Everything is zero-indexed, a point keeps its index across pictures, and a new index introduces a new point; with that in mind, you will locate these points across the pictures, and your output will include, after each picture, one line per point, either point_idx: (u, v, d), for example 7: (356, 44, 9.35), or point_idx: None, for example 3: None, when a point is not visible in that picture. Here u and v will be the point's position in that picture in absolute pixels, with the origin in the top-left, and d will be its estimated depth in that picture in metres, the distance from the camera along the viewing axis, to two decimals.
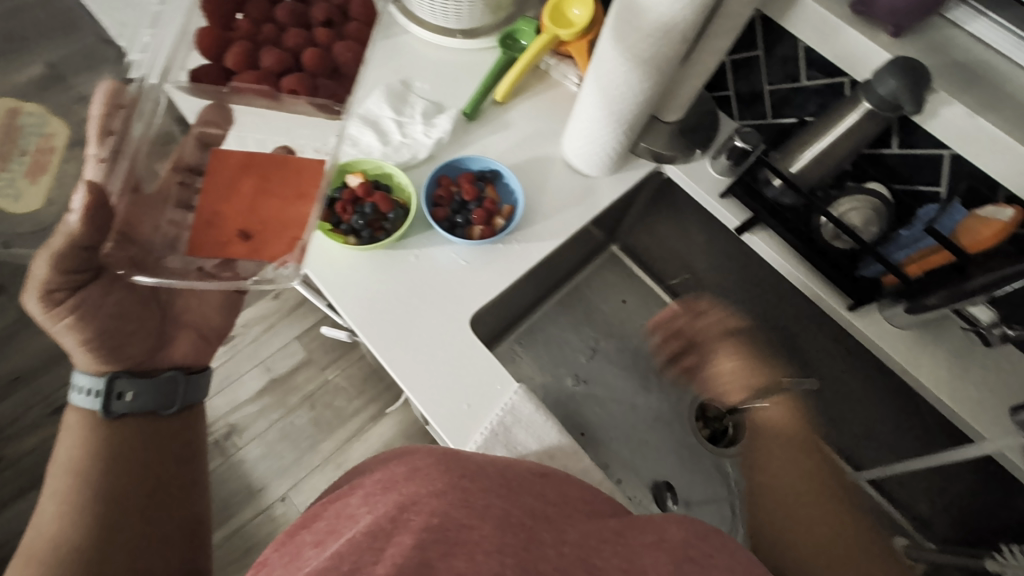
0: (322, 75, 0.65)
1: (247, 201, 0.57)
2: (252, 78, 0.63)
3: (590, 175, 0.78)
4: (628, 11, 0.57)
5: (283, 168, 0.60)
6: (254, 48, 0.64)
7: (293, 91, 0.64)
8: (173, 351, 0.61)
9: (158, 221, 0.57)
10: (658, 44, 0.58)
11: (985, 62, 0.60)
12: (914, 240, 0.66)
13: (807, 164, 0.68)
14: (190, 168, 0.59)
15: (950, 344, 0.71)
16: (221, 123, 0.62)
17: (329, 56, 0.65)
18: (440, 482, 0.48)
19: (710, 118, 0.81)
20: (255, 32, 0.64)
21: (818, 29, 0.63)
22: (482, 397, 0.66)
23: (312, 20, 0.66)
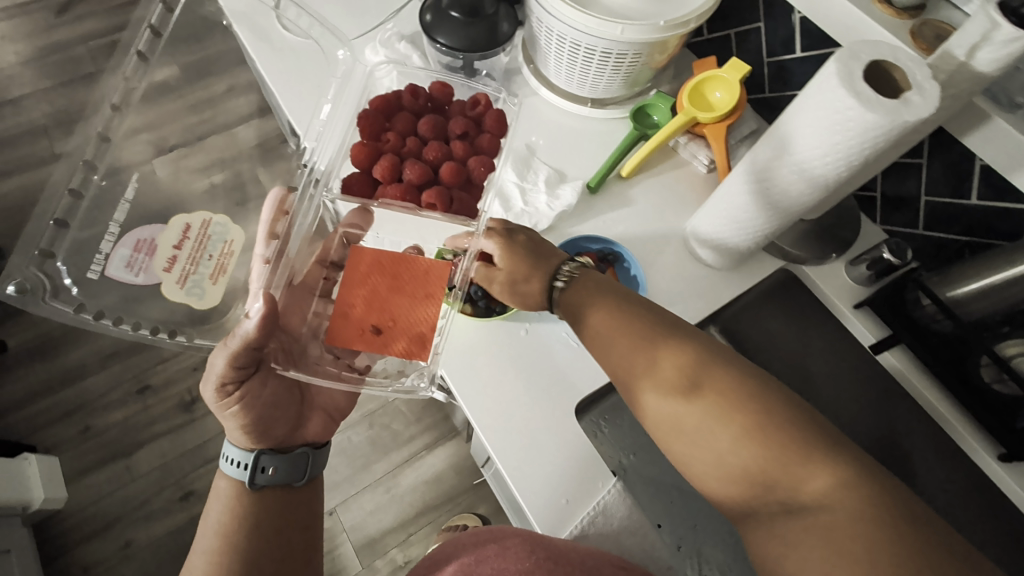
0: (457, 187, 0.71)
1: (377, 303, 0.63)
2: (397, 191, 0.69)
3: (713, 266, 0.74)
4: (800, 127, 0.53)
5: (414, 270, 0.65)
6: (399, 161, 0.71)
7: (432, 204, 0.69)
8: (307, 429, 0.65)
9: (304, 312, 0.66)
10: (826, 163, 0.53)
11: None
12: None
13: (970, 293, 0.62)
14: (334, 263, 0.68)
15: None
16: (361, 225, 0.69)
17: (465, 171, 0.72)
18: (526, 562, 0.54)
19: (852, 219, 0.75)
20: (401, 146, 0.72)
21: (1010, 152, 0.57)
22: (581, 492, 0.63)
23: (450, 134, 0.74)
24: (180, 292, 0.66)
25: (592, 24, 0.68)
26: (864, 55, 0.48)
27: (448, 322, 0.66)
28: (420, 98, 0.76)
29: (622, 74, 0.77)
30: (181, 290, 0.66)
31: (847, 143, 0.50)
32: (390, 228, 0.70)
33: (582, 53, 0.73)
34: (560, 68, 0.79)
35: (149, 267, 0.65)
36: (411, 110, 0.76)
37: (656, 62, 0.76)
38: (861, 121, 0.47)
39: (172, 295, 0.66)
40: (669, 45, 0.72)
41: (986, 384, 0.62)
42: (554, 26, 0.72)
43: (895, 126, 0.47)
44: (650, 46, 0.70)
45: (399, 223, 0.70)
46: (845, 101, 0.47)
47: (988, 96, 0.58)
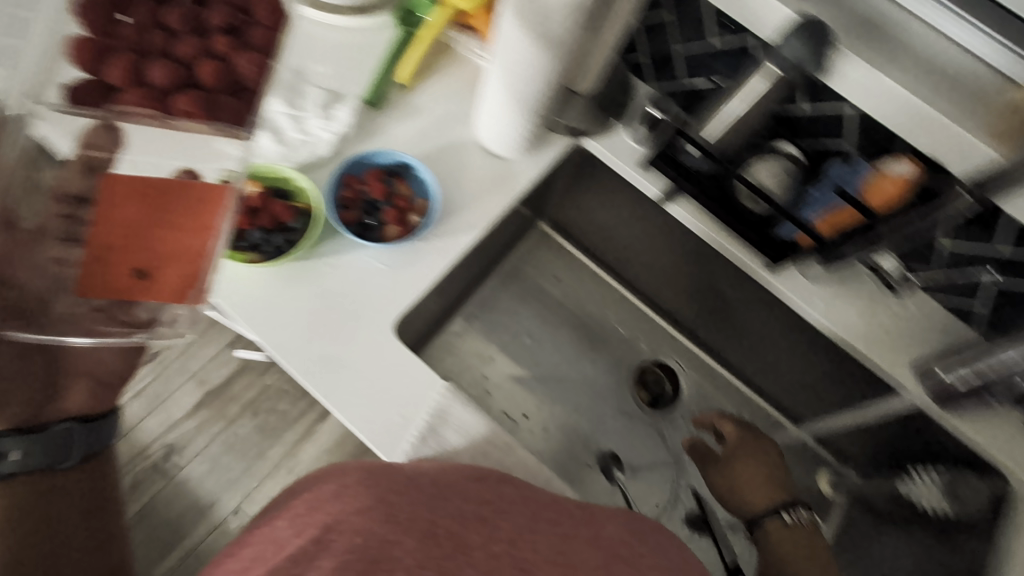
0: (224, 92, 0.58)
1: (133, 244, 0.55)
2: (139, 98, 0.55)
3: (507, 157, 0.75)
4: None
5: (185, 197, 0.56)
6: (140, 58, 0.56)
7: (189, 114, 0.56)
8: (65, 402, 0.66)
9: (38, 258, 0.58)
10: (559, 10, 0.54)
11: (903, 25, 0.55)
12: (823, 198, 0.64)
13: (723, 130, 0.67)
14: (75, 197, 0.55)
15: (858, 291, 0.74)
16: (108, 146, 0.54)
17: (230, 71, 0.58)
18: (368, 498, 0.47)
19: (625, 88, 0.78)
20: (138, 37, 0.56)
21: None
22: (411, 404, 0.63)
23: (210, 26, 0.59)
24: None
25: None
26: None
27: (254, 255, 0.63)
28: None
29: None
30: None
31: None
32: (148, 150, 0.55)
33: None
34: None
35: None
36: None
37: None
38: None
39: None
40: None
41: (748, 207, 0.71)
42: None
43: None
44: None
45: (150, 144, 0.55)
46: None
47: None
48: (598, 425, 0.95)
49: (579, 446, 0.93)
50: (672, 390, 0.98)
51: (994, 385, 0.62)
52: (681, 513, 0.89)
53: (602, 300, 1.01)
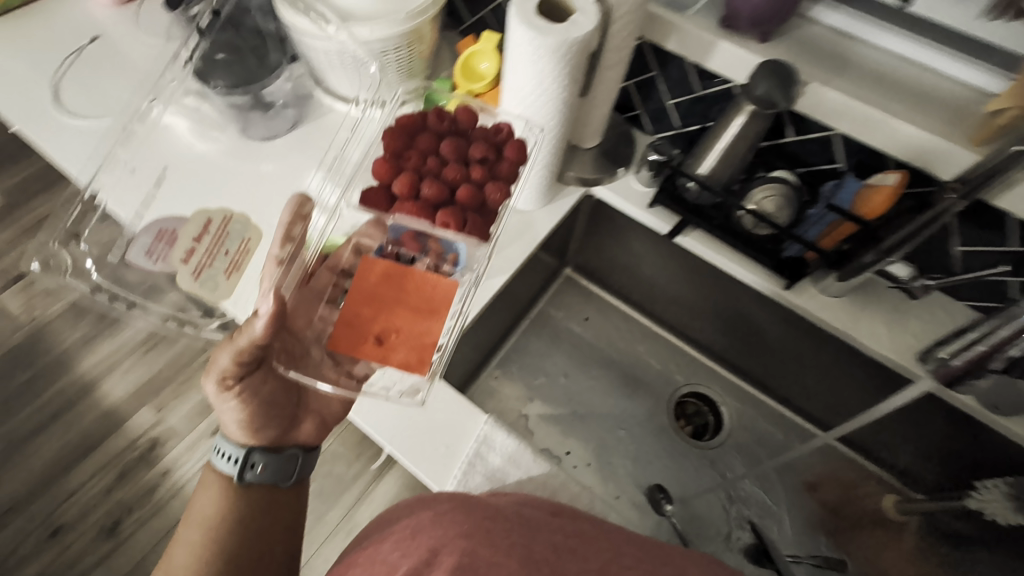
0: (471, 209, 0.65)
1: (382, 309, 0.62)
2: (410, 207, 0.65)
3: (525, 210, 0.84)
4: (518, 65, 0.63)
5: (415, 279, 0.63)
6: (417, 175, 0.65)
7: (445, 223, 0.64)
8: (300, 431, 0.67)
9: (311, 315, 0.65)
10: (547, 88, 0.64)
11: (860, 57, 0.66)
12: (822, 217, 0.72)
13: (715, 164, 0.73)
14: (346, 273, 0.67)
15: (879, 303, 0.75)
16: (374, 236, 0.67)
17: (482, 194, 0.65)
18: (467, 523, 0.47)
19: (627, 141, 0.88)
20: (421, 163, 0.66)
21: (697, 47, 0.68)
22: (456, 436, 0.71)
23: (470, 156, 0.67)
24: (193, 283, 0.69)
25: (344, 32, 0.75)
26: None
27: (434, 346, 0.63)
28: (447, 121, 0.69)
29: (396, 69, 0.85)
30: (195, 283, 0.69)
31: (550, 69, 0.61)
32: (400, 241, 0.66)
33: (346, 63, 0.82)
34: (343, 79, 0.86)
35: (164, 255, 0.71)
36: (436, 131, 0.68)
37: (422, 51, 0.86)
38: (543, 48, 0.58)
39: (187, 287, 0.69)
40: (425, 33, 0.82)
41: (751, 231, 0.75)
42: (303, 44, 0.80)
43: (570, 43, 0.57)
44: (406, 38, 0.80)
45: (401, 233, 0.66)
46: (528, 36, 0.57)
47: (667, 6, 0.70)
48: (648, 460, 0.95)
49: (632, 481, 0.93)
50: (716, 420, 0.99)
51: (989, 360, 0.62)
52: (742, 543, 0.88)
53: (633, 337, 1.05)
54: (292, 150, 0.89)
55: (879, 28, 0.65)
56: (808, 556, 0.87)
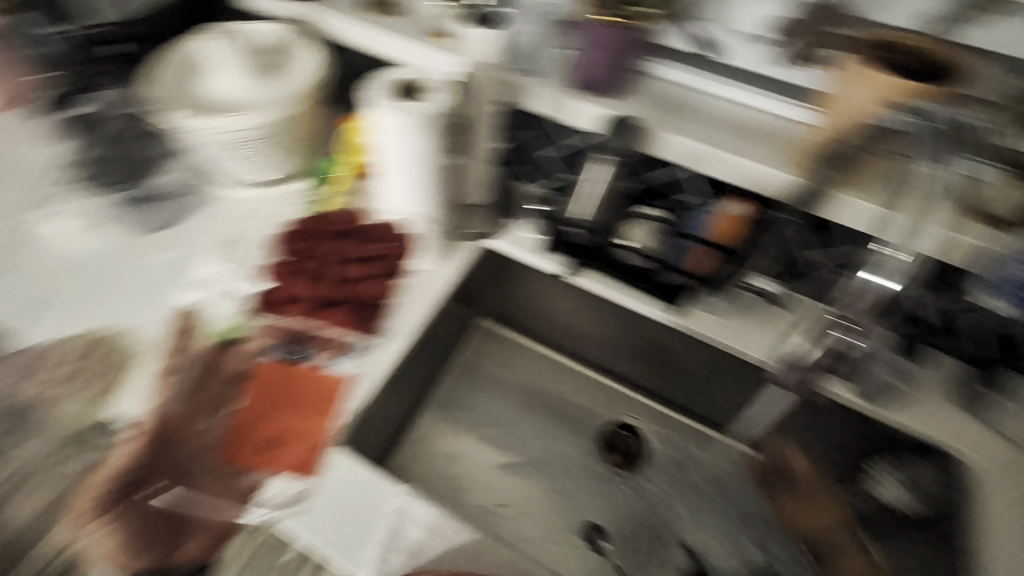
0: (363, 305, 0.81)
1: (269, 410, 0.73)
2: (304, 309, 0.79)
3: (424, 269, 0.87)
4: (384, 138, 0.71)
5: (308, 380, 0.75)
6: (313, 283, 0.82)
7: (332, 325, 0.79)
8: (182, 553, 0.62)
9: (203, 424, 0.71)
10: (417, 155, 0.71)
11: (698, 103, 0.74)
12: (685, 245, 0.77)
13: (590, 208, 0.80)
14: (231, 378, 0.74)
15: (762, 316, 0.80)
16: (263, 343, 0.77)
17: (359, 300, 0.81)
18: None
19: (515, 195, 0.93)
20: (318, 270, 0.83)
21: (555, 106, 0.76)
22: (367, 514, 0.66)
23: (354, 266, 0.84)
24: (81, 400, 0.71)
25: (230, 121, 0.79)
26: (389, 78, 0.68)
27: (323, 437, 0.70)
28: (337, 233, 0.86)
29: (287, 147, 0.89)
30: (77, 402, 0.71)
31: (411, 138, 0.68)
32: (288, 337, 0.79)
33: (246, 147, 0.85)
34: (237, 165, 0.89)
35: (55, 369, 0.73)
36: (331, 238, 0.86)
37: (308, 132, 0.89)
38: (399, 119, 0.66)
39: (70, 404, 0.71)
40: (308, 111, 0.86)
41: (631, 264, 0.80)
42: (202, 137, 0.81)
43: (424, 114, 0.66)
44: (290, 117, 0.84)
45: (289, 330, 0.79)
46: (384, 111, 0.66)
47: (524, 73, 0.76)
48: (584, 501, 0.94)
49: (566, 523, 0.92)
50: (637, 444, 0.98)
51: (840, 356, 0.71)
52: (679, 567, 0.87)
53: (556, 378, 1.05)
54: (182, 238, 0.88)
55: (707, 79, 0.74)
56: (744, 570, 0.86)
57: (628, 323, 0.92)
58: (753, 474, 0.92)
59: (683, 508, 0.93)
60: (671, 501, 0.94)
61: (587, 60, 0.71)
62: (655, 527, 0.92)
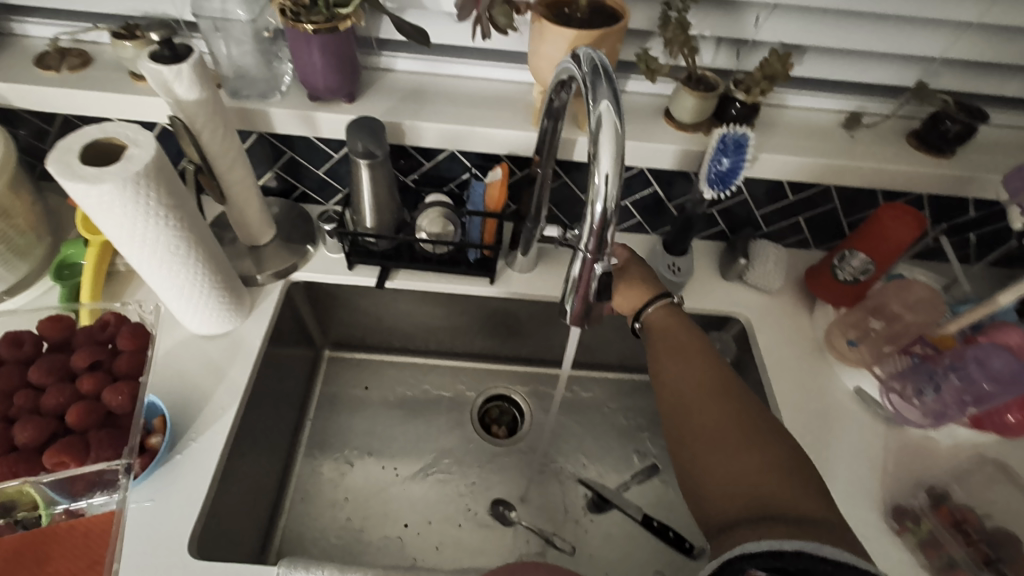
0: (93, 428, 0.61)
1: None
2: (3, 468, 0.57)
3: (228, 330, 0.79)
4: (100, 220, 0.58)
5: (61, 542, 0.57)
6: (9, 428, 0.60)
7: (61, 463, 0.58)
8: None
9: None
10: (149, 225, 0.60)
11: (433, 86, 0.78)
12: (475, 220, 0.81)
13: (374, 214, 0.78)
14: None
15: (563, 258, 0.89)
16: None
17: (97, 411, 0.61)
18: None
19: (302, 218, 0.88)
20: (6, 408, 0.60)
21: (298, 123, 0.75)
22: None
23: (76, 371, 0.64)
24: None
25: None
26: (74, 147, 0.55)
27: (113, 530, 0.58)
28: (27, 344, 0.65)
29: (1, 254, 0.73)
30: None
31: (132, 208, 0.57)
32: None
33: None
34: None
35: None
36: (18, 360, 0.64)
37: (25, 224, 0.76)
38: (107, 191, 0.55)
39: None
40: (10, 202, 0.72)
41: (435, 253, 0.83)
42: None
43: (136, 177, 0.55)
44: None
45: None
46: (79, 188, 0.54)
47: (255, 98, 0.75)
48: (483, 482, 0.94)
49: (472, 510, 0.91)
50: (519, 410, 1.03)
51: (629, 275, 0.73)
52: (581, 502, 0.93)
53: (418, 379, 1.04)
54: None
55: (434, 62, 0.78)
56: (633, 478, 0.95)
57: (459, 304, 0.94)
58: (613, 391, 1.03)
59: (571, 447, 0.98)
60: (558, 445, 0.99)
61: (309, 68, 0.71)
62: (552, 476, 0.95)
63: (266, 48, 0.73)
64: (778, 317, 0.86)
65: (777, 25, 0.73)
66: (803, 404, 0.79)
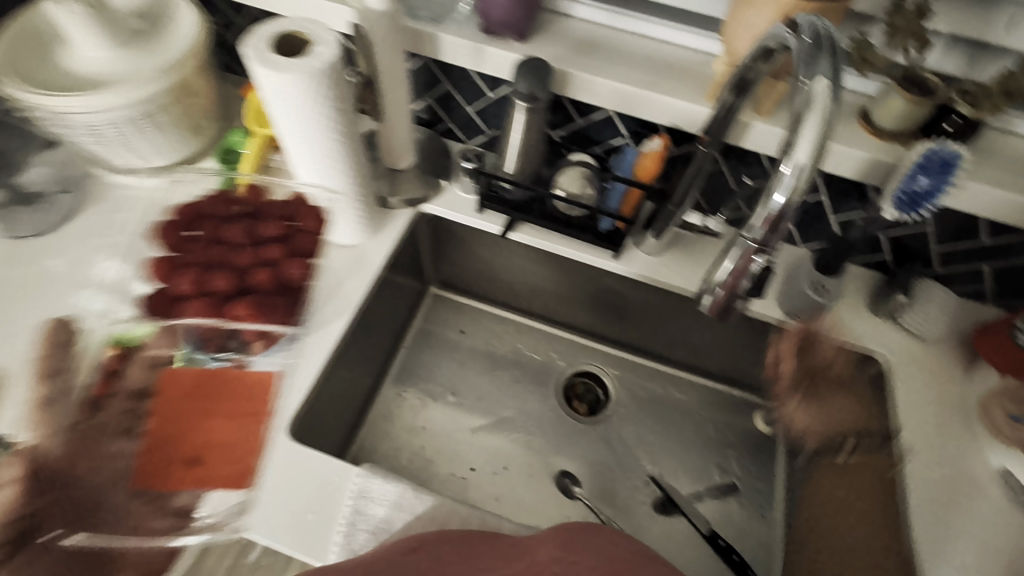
0: (269, 293, 0.74)
1: (191, 422, 0.69)
2: (201, 305, 0.71)
3: (357, 243, 0.82)
4: (274, 110, 0.60)
5: (220, 383, 0.72)
6: (205, 271, 0.72)
7: (244, 313, 0.72)
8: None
9: (106, 452, 0.65)
10: (314, 126, 0.62)
11: (610, 40, 0.73)
12: (615, 188, 0.78)
13: (516, 160, 0.77)
14: (140, 390, 0.69)
15: (697, 248, 0.83)
16: (169, 346, 0.72)
17: (279, 278, 0.75)
18: None
19: (443, 154, 0.89)
20: (206, 256, 0.73)
21: (466, 54, 0.73)
22: (326, 500, 0.64)
23: (264, 238, 0.76)
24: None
25: (89, 104, 0.68)
26: (268, 34, 0.56)
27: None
28: (233, 208, 0.76)
29: (176, 130, 0.79)
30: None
31: (304, 106, 0.58)
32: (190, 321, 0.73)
33: (120, 129, 0.74)
34: (122, 153, 0.79)
35: None
36: (220, 216, 0.76)
37: (202, 105, 0.81)
38: (289, 83, 0.55)
39: None
40: (194, 85, 0.77)
41: (566, 214, 0.81)
42: (66, 118, 0.70)
43: (318, 76, 0.56)
44: (170, 93, 0.73)
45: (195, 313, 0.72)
46: (267, 76, 0.55)
47: (430, 21, 0.73)
48: (554, 450, 0.94)
49: (538, 472, 0.92)
50: (604, 393, 1.01)
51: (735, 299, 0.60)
52: (648, 499, 0.90)
53: (510, 336, 1.04)
54: (77, 236, 0.79)
55: (617, 15, 0.73)
56: (707, 490, 0.91)
57: (573, 271, 0.91)
58: (705, 398, 0.99)
59: (649, 442, 0.95)
60: (636, 437, 0.96)
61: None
62: (624, 464, 0.93)
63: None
64: (926, 369, 0.76)
65: None
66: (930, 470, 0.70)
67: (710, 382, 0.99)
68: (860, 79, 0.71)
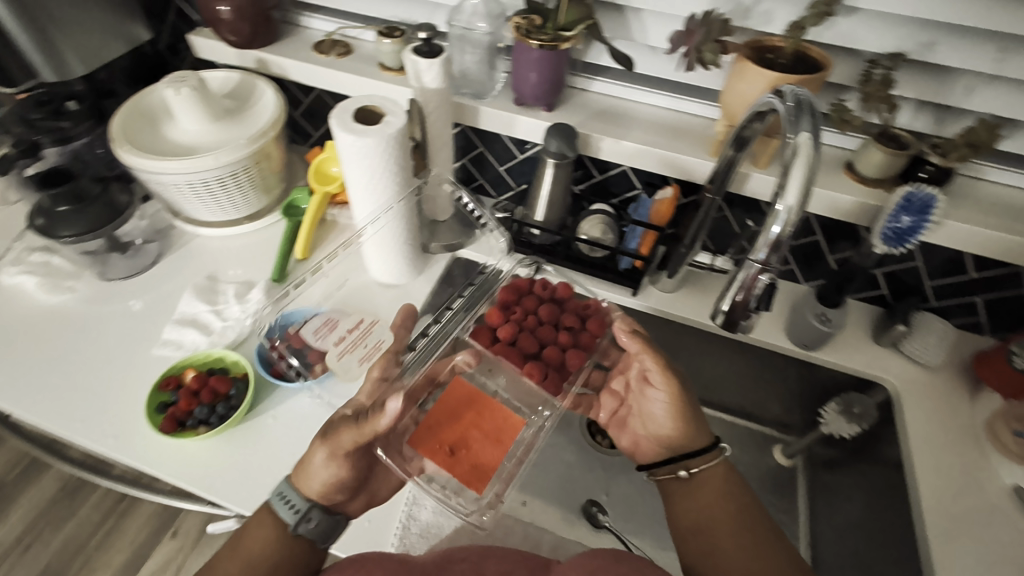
0: (552, 364, 0.73)
1: (457, 425, 0.67)
2: (506, 352, 0.73)
3: (402, 282, 0.90)
4: (349, 165, 0.73)
5: (491, 408, 0.68)
6: (517, 329, 0.75)
7: (531, 372, 0.71)
8: (352, 504, 0.65)
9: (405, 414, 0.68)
10: (380, 178, 0.74)
11: (624, 108, 0.87)
12: (634, 230, 0.88)
13: (545, 209, 0.88)
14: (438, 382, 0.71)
15: (708, 285, 0.92)
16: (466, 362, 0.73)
17: (564, 356, 0.73)
18: None
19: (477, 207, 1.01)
20: (524, 320, 0.75)
21: (502, 122, 0.86)
22: (379, 509, 0.71)
23: (560, 323, 0.76)
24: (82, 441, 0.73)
25: (188, 165, 0.81)
26: (350, 107, 0.70)
27: (638, 362, 0.72)
28: (548, 290, 0.78)
29: (251, 188, 0.92)
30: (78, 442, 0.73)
31: (376, 161, 0.71)
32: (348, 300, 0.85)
33: (202, 188, 0.87)
34: (201, 207, 0.91)
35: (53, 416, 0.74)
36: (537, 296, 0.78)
37: (275, 168, 0.94)
38: (367, 143, 0.69)
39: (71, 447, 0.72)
40: (271, 151, 0.90)
41: (589, 255, 0.90)
42: (163, 178, 0.83)
43: (390, 138, 0.69)
44: (252, 157, 0.86)
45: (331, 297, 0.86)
46: (349, 138, 0.68)
47: (472, 97, 0.88)
48: (580, 482, 0.99)
49: (566, 502, 0.96)
50: None
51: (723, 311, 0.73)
52: None
53: None
54: (159, 278, 0.90)
55: (628, 88, 0.87)
56: None
57: None
58: (724, 432, 1.03)
59: None
60: None
61: (524, 78, 0.81)
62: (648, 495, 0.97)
63: (491, 57, 0.86)
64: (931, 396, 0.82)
65: (991, 99, 0.72)
66: (950, 489, 0.73)
67: (727, 416, 1.04)
68: (842, 137, 0.82)
